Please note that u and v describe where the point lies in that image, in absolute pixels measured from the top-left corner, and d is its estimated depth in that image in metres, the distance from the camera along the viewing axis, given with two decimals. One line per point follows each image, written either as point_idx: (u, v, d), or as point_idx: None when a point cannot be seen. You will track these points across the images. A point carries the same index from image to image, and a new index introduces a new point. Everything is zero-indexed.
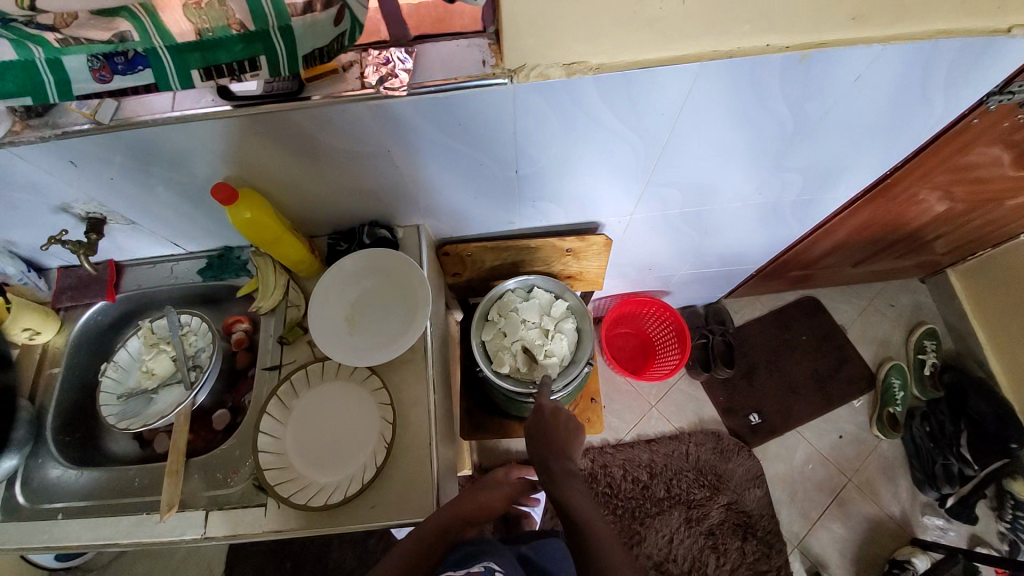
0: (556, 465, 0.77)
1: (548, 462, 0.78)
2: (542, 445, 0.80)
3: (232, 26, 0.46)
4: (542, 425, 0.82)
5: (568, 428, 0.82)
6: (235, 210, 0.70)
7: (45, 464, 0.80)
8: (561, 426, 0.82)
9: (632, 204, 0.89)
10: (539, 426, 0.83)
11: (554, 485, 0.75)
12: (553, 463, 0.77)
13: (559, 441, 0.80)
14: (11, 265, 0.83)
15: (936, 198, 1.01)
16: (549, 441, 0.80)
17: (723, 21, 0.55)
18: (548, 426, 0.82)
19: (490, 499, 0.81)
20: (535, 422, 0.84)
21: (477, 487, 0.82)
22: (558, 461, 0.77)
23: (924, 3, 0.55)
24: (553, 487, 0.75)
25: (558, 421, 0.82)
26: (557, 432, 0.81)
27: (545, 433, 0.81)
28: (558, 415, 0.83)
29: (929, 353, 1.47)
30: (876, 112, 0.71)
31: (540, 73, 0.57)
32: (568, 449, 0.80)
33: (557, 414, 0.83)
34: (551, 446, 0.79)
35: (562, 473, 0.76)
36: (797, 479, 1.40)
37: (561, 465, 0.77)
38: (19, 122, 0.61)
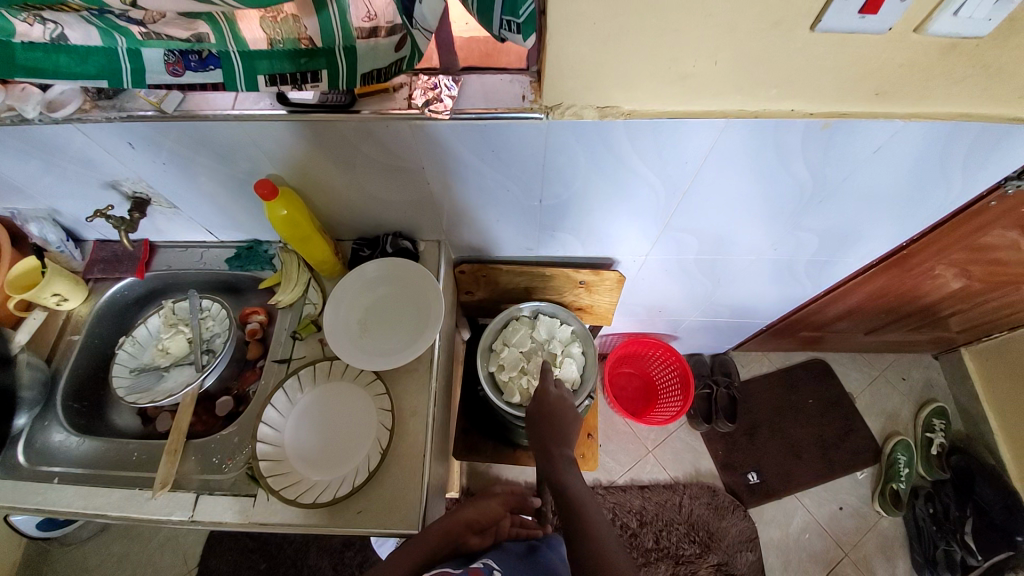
0: (555, 451, 0.78)
1: (548, 450, 0.78)
2: (540, 433, 0.81)
3: (301, 41, 0.51)
4: (544, 415, 0.82)
5: (567, 418, 0.82)
6: (272, 207, 0.73)
7: (50, 427, 0.81)
8: (560, 415, 0.82)
9: (649, 246, 0.91)
10: (539, 416, 0.83)
11: (551, 466, 0.76)
12: (553, 447, 0.78)
13: (560, 426, 0.81)
14: (53, 232, 0.88)
15: (952, 275, 1.01)
16: (551, 427, 0.81)
17: (752, 85, 0.58)
18: (548, 414, 0.83)
19: (491, 512, 0.79)
20: (533, 413, 0.84)
21: (472, 501, 0.79)
22: (558, 448, 0.78)
23: (945, 90, 0.58)
24: (552, 472, 0.75)
25: (560, 411, 0.82)
26: (556, 419, 0.82)
27: (546, 421, 0.82)
28: (557, 405, 0.83)
29: (938, 432, 1.44)
30: (897, 182, 0.72)
31: (574, 113, 0.61)
32: (568, 437, 0.80)
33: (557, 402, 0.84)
34: (552, 435, 0.80)
35: (563, 458, 0.76)
36: (791, 547, 1.35)
37: (561, 452, 0.77)
38: (90, 102, 0.66)
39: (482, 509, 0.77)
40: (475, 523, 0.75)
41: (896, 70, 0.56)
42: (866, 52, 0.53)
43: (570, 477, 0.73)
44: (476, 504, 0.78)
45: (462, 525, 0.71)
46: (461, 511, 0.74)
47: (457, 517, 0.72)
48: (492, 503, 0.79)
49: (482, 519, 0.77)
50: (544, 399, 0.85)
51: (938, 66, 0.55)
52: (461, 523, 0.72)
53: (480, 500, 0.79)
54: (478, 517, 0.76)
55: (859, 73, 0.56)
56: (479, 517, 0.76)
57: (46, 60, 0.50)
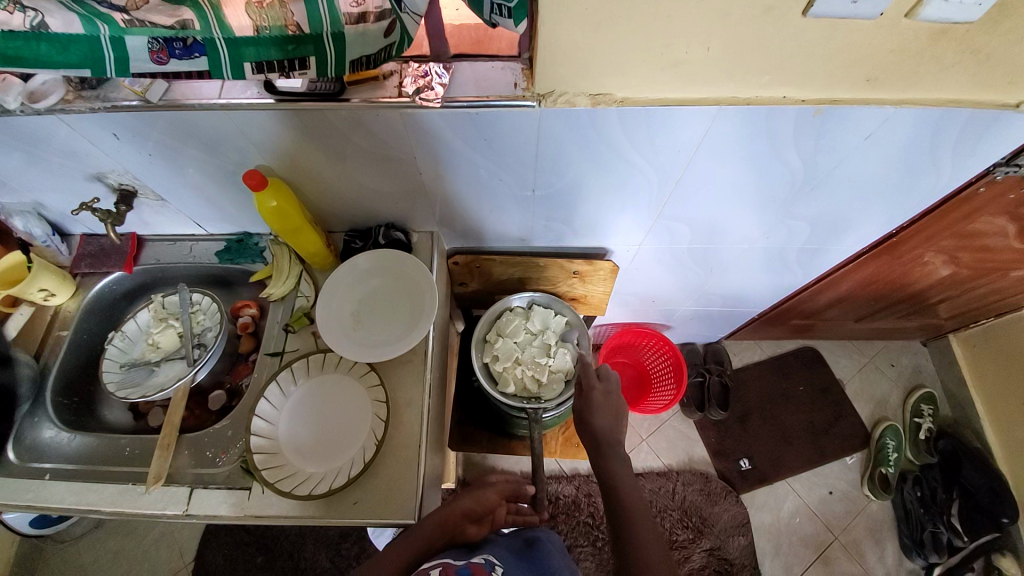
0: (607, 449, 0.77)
1: (600, 445, 0.78)
2: (594, 426, 0.79)
3: (288, 27, 0.50)
4: (593, 410, 0.80)
5: (614, 411, 0.80)
6: (262, 197, 0.72)
7: (40, 424, 0.81)
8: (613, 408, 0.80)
9: (642, 235, 0.91)
10: (585, 412, 0.81)
11: (605, 465, 0.77)
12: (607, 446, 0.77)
13: (611, 424, 0.79)
14: (38, 226, 0.86)
15: (941, 262, 1.02)
16: (596, 425, 0.79)
17: (745, 71, 0.58)
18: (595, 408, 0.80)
19: (487, 501, 0.80)
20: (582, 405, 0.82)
21: (469, 491, 0.80)
22: (610, 447, 0.77)
23: (936, 76, 0.58)
24: (603, 464, 0.77)
25: (607, 408, 0.79)
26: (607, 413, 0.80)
27: (593, 416, 0.80)
28: (602, 399, 0.81)
29: (926, 417, 1.47)
30: (888, 169, 0.73)
31: (567, 100, 0.61)
32: (616, 434, 0.78)
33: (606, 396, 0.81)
34: (606, 434, 0.78)
35: (617, 459, 0.76)
36: (783, 531, 1.38)
37: (614, 450, 0.77)
38: (72, 92, 0.64)
39: (480, 499, 0.78)
40: (472, 513, 0.75)
41: (887, 56, 0.56)
42: (857, 37, 0.53)
43: (621, 475, 0.75)
44: (471, 494, 0.79)
45: (459, 516, 0.72)
46: (457, 502, 0.75)
47: (454, 509, 0.73)
48: (488, 492, 0.80)
49: (480, 509, 0.77)
50: (590, 396, 0.81)
51: (930, 51, 0.55)
52: (458, 514, 0.72)
53: (475, 490, 0.80)
54: (475, 507, 0.76)
55: (850, 59, 0.56)
56: (476, 507, 0.77)
57: (26, 49, 0.48)
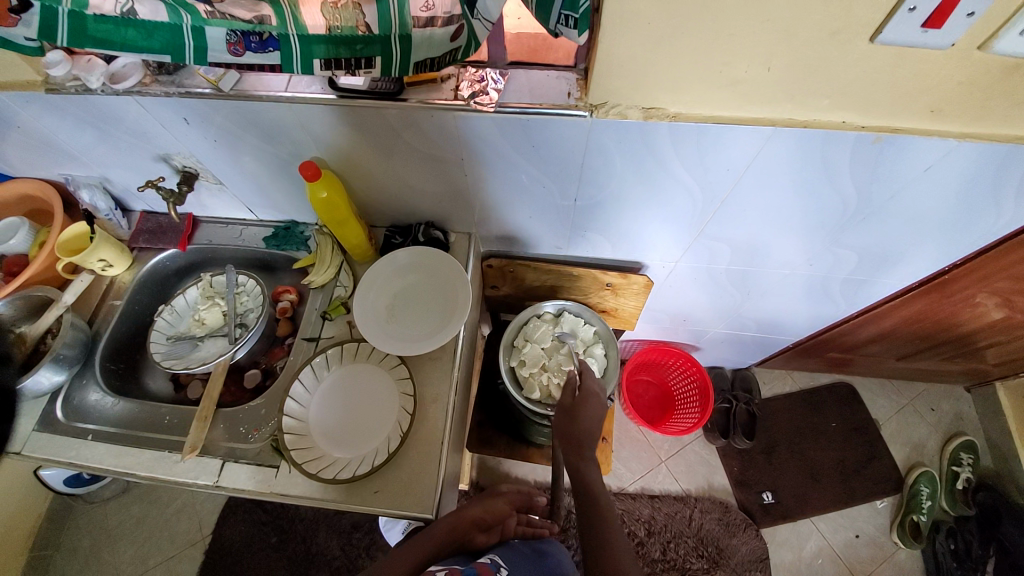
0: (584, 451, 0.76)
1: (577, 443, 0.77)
2: (569, 427, 0.79)
3: (359, 28, 0.52)
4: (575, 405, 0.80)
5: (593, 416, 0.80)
6: (314, 188, 0.75)
7: (87, 386, 0.85)
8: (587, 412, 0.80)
9: (680, 253, 0.91)
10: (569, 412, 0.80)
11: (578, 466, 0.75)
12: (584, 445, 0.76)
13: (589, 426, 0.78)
14: (103, 200, 0.92)
15: (994, 304, 0.98)
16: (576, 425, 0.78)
17: (802, 95, 0.57)
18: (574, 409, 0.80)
19: (498, 510, 0.80)
20: (563, 404, 0.82)
21: (481, 499, 0.81)
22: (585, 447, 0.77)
23: (1007, 108, 0.56)
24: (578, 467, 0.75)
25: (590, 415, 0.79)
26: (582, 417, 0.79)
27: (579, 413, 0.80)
28: (586, 406, 0.80)
29: (964, 467, 1.39)
30: (946, 204, 0.70)
31: (618, 113, 0.62)
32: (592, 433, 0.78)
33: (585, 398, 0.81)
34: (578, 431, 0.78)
35: (590, 458, 0.76)
36: (803, 572, 1.32)
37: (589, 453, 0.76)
38: (150, 76, 0.69)
39: (489, 507, 0.79)
40: (482, 521, 0.76)
41: (954, 88, 0.54)
42: (925, 66, 0.52)
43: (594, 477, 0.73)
44: (482, 502, 0.79)
45: (468, 524, 0.73)
46: (468, 509, 0.75)
47: (464, 516, 0.73)
48: (499, 502, 0.81)
49: (490, 517, 0.78)
50: (574, 396, 0.82)
51: (1003, 84, 0.53)
52: (468, 522, 0.73)
53: (487, 499, 0.81)
54: (484, 516, 0.77)
55: (915, 88, 0.55)
56: (486, 515, 0.77)
57: (115, 33, 0.52)
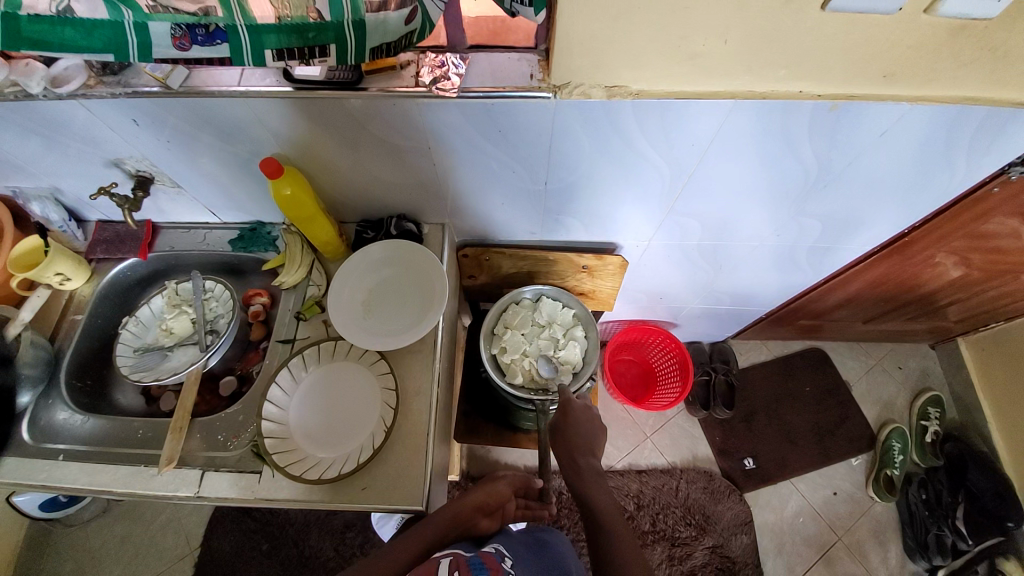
0: (582, 462, 0.78)
1: (574, 460, 0.79)
2: (569, 440, 0.80)
3: (310, 15, 0.50)
4: (568, 421, 0.83)
5: (592, 429, 0.82)
6: (276, 185, 0.73)
7: (53, 405, 0.81)
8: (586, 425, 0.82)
9: (652, 230, 0.92)
10: (563, 425, 0.83)
11: (579, 478, 0.76)
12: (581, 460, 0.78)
13: (587, 441, 0.80)
14: (55, 211, 0.88)
15: (952, 263, 1.02)
16: (574, 437, 0.81)
17: (760, 67, 0.58)
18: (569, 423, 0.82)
19: (500, 495, 0.80)
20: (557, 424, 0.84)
21: (481, 483, 0.80)
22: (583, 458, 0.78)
23: (953, 70, 0.58)
24: (580, 486, 0.76)
25: (586, 424, 0.82)
26: (580, 432, 0.81)
27: (570, 425, 0.82)
28: (581, 416, 0.83)
29: (932, 420, 1.46)
30: (901, 168, 0.73)
31: (582, 92, 0.61)
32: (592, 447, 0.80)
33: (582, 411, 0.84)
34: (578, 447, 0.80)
35: (589, 470, 0.77)
36: (786, 531, 1.38)
37: (586, 462, 0.78)
38: (94, 78, 0.65)
39: (493, 492, 0.79)
40: (485, 506, 0.76)
41: (904, 52, 0.56)
42: (876, 32, 0.53)
43: (597, 491, 0.74)
44: (485, 486, 0.79)
45: (471, 510, 0.73)
46: (470, 496, 0.75)
47: (465, 503, 0.73)
48: (501, 486, 0.80)
49: (492, 503, 0.78)
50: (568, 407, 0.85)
51: (949, 46, 0.55)
52: (470, 510, 0.73)
53: (489, 482, 0.80)
54: (487, 501, 0.77)
55: (869, 54, 0.56)
56: (489, 500, 0.78)
57: (50, 33, 0.49)
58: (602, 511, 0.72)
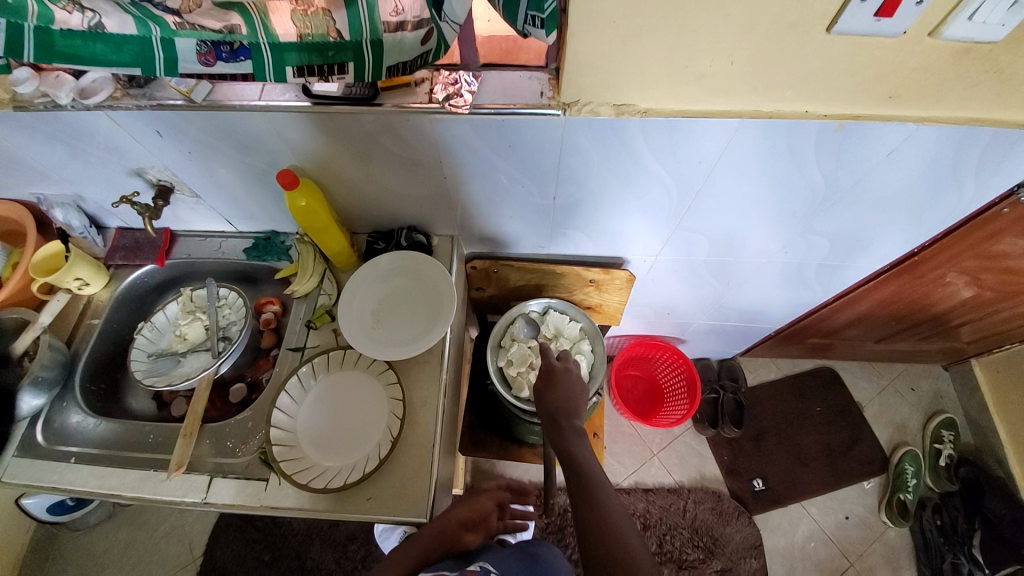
0: (564, 422, 0.74)
1: (557, 421, 0.75)
2: (549, 401, 0.77)
3: (330, 35, 0.53)
4: (547, 388, 0.79)
5: (577, 388, 0.79)
6: (292, 196, 0.74)
7: (67, 408, 0.83)
8: (569, 384, 0.79)
9: (660, 246, 0.92)
10: (544, 389, 0.80)
11: (562, 437, 0.73)
12: (564, 422, 0.74)
13: (572, 401, 0.77)
14: (77, 218, 0.91)
15: (964, 283, 1.01)
16: (557, 398, 0.77)
17: (766, 87, 0.59)
18: (551, 384, 0.80)
19: (483, 508, 0.80)
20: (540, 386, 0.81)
21: (464, 499, 0.80)
22: (567, 420, 0.75)
23: (959, 91, 0.58)
24: (562, 443, 0.72)
25: (572, 385, 0.79)
26: (564, 390, 0.78)
27: (550, 392, 0.79)
28: (564, 378, 0.80)
29: (946, 443, 1.43)
30: (909, 187, 0.73)
31: (591, 110, 0.62)
32: (576, 408, 0.76)
33: (563, 373, 0.80)
34: (561, 406, 0.76)
35: (572, 430, 0.73)
36: (796, 555, 1.34)
37: (570, 422, 0.74)
38: (121, 90, 0.68)
39: (475, 507, 0.78)
40: (469, 521, 0.75)
41: (909, 74, 0.56)
42: (881, 54, 0.54)
43: (581, 448, 0.71)
44: (466, 502, 0.79)
45: (455, 526, 0.72)
46: (453, 512, 0.75)
47: (449, 518, 0.73)
48: (482, 499, 0.80)
49: (476, 516, 0.77)
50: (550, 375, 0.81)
51: (954, 68, 0.56)
52: (451, 525, 0.72)
53: (471, 498, 0.80)
54: (471, 515, 0.76)
55: (874, 75, 0.57)
56: (473, 514, 0.77)
57: (82, 47, 0.51)
58: (584, 466, 0.68)
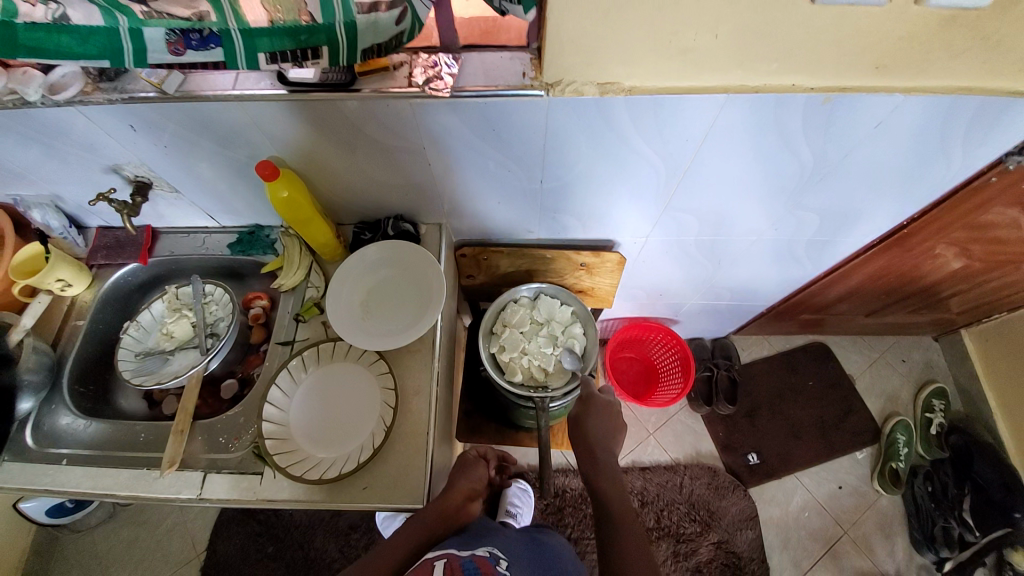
0: (601, 457, 0.84)
1: (593, 454, 0.85)
2: (587, 434, 0.86)
3: (302, 18, 0.50)
4: (588, 416, 0.88)
5: (609, 421, 0.87)
6: (273, 188, 0.73)
7: (57, 411, 0.82)
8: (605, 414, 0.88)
9: (650, 227, 0.92)
10: (580, 418, 0.88)
11: (594, 470, 0.83)
12: (600, 457, 0.84)
13: (606, 434, 0.87)
14: (56, 218, 0.89)
15: (952, 254, 1.01)
16: (591, 432, 0.86)
17: (753, 61, 0.58)
18: (587, 415, 0.88)
19: (479, 478, 0.84)
20: (577, 413, 0.89)
21: (461, 471, 0.83)
22: (602, 454, 0.84)
23: (948, 61, 0.57)
24: (594, 477, 0.83)
25: (604, 417, 0.87)
26: (600, 423, 0.87)
27: (587, 421, 0.87)
28: (600, 409, 0.88)
29: (937, 412, 1.45)
30: (897, 159, 0.73)
31: (574, 90, 0.61)
32: (608, 443, 0.86)
33: (602, 408, 0.88)
34: (598, 440, 0.86)
35: (605, 467, 0.83)
36: (792, 526, 1.37)
37: (604, 455, 0.84)
38: (91, 84, 0.65)
39: (474, 477, 0.82)
40: (472, 493, 0.80)
41: (897, 44, 0.56)
42: (869, 23, 0.53)
43: (610, 484, 0.81)
44: (463, 474, 0.82)
45: (461, 500, 0.76)
46: (457, 485, 0.78)
47: (454, 494, 0.76)
48: (478, 469, 0.84)
49: (476, 487, 0.81)
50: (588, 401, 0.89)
51: (941, 37, 0.55)
52: (458, 500, 0.76)
53: (466, 469, 0.84)
54: (473, 487, 0.80)
55: (861, 46, 0.56)
56: (473, 485, 0.81)
57: (46, 40, 0.49)
58: (612, 504, 0.79)
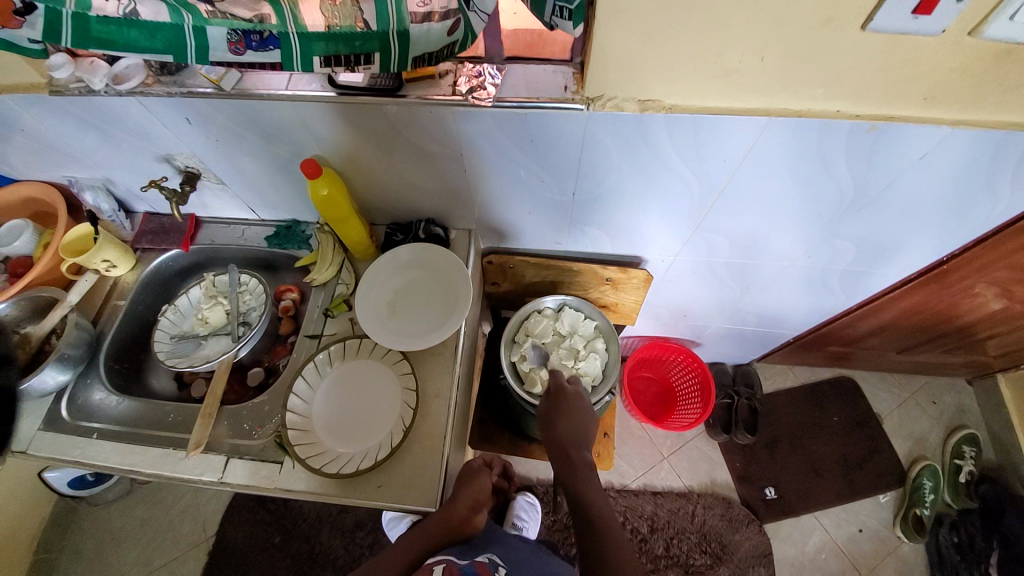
0: (572, 453, 0.82)
1: (567, 449, 0.83)
2: (558, 431, 0.84)
3: (357, 25, 0.53)
4: (558, 413, 0.86)
5: (582, 416, 0.86)
6: (314, 186, 0.76)
7: (91, 385, 0.85)
8: (577, 410, 0.87)
9: (679, 246, 0.91)
10: (553, 415, 0.86)
11: (570, 469, 0.80)
12: (573, 452, 0.82)
13: (578, 428, 0.85)
14: (106, 202, 0.94)
15: (993, 295, 0.98)
16: (566, 427, 0.84)
17: (795, 85, 0.58)
18: (561, 412, 0.86)
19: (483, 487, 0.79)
20: (548, 409, 0.88)
21: (464, 479, 0.79)
22: (575, 448, 0.83)
23: (1000, 95, 0.56)
24: (570, 474, 0.80)
25: (578, 413, 0.86)
26: (572, 417, 0.86)
27: (559, 417, 0.86)
28: (575, 405, 0.87)
29: (968, 459, 1.39)
30: (940, 193, 0.71)
31: (615, 105, 0.62)
32: (582, 436, 0.84)
33: (572, 401, 0.87)
34: (570, 437, 0.84)
35: (580, 461, 0.81)
36: (807, 566, 1.32)
37: (577, 451, 0.82)
38: (152, 77, 0.70)
39: (477, 488, 0.78)
40: (477, 503, 0.76)
41: (944, 75, 0.55)
42: (919, 53, 0.53)
43: (586, 480, 0.79)
44: (466, 483, 0.78)
45: (463, 515, 0.74)
46: (459, 497, 0.75)
47: (455, 509, 0.73)
48: (481, 478, 0.80)
49: (480, 497, 0.78)
50: (560, 397, 0.88)
51: (993, 71, 0.54)
52: (460, 514, 0.73)
53: (468, 478, 0.79)
54: (476, 499, 0.77)
55: (907, 75, 0.55)
56: (478, 496, 0.77)
57: (118, 33, 0.53)
58: (589, 502, 0.76)
